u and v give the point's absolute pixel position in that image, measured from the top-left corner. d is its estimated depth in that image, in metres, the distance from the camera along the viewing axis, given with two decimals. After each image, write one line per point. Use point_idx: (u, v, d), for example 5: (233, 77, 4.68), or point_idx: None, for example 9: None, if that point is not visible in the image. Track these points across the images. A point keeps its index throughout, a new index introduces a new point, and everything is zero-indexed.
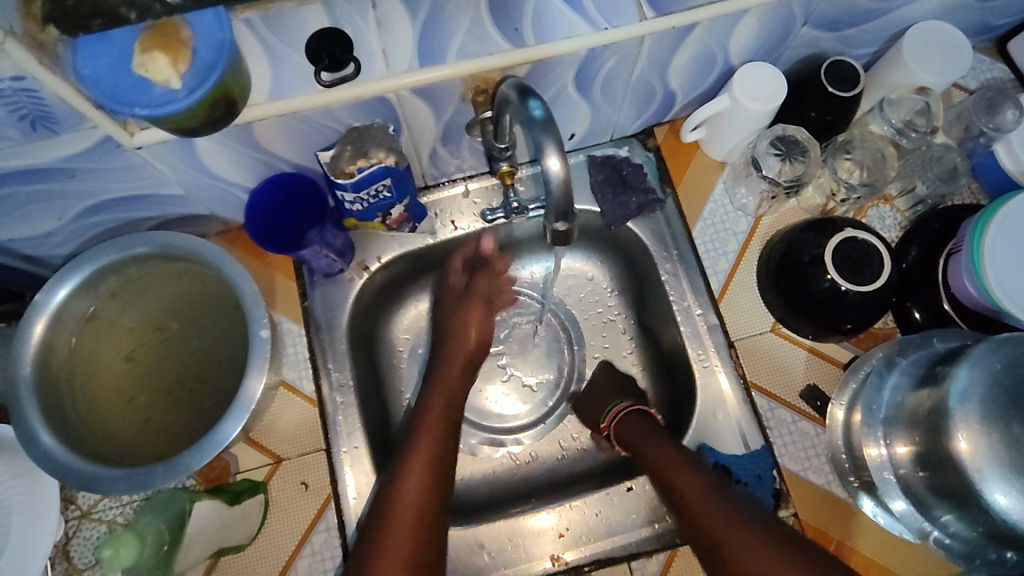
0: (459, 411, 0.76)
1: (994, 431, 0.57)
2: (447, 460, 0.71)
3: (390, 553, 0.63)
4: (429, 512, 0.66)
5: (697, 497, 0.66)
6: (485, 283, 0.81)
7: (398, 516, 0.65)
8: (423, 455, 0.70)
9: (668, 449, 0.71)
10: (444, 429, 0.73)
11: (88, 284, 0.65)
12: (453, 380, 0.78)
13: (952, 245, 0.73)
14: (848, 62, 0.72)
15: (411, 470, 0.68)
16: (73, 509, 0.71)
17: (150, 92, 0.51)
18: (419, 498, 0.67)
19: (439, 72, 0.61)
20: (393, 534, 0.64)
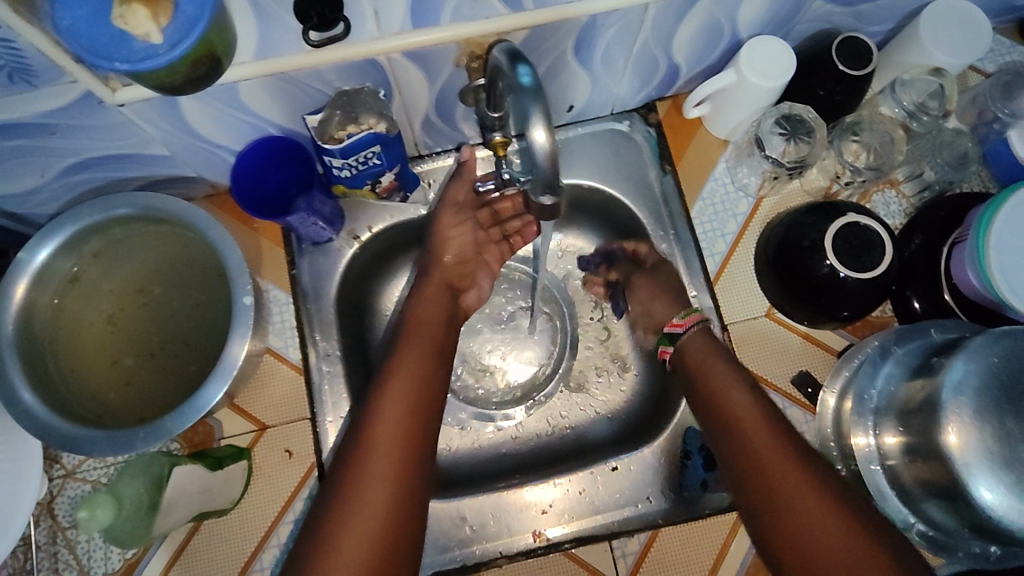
0: (442, 333, 0.72)
1: (986, 425, 0.56)
2: (434, 378, 0.67)
3: (374, 468, 0.59)
4: (416, 432, 0.63)
5: (757, 437, 0.63)
6: (461, 190, 0.76)
7: (382, 435, 0.61)
8: (399, 386, 0.65)
9: (738, 381, 0.67)
10: (428, 347, 0.69)
11: (70, 245, 0.64)
12: (437, 300, 0.75)
13: (957, 234, 0.70)
14: (862, 39, 0.69)
15: (394, 389, 0.64)
16: (58, 468, 0.71)
17: (130, 47, 0.48)
18: (405, 416, 0.63)
19: (433, 35, 0.59)
20: (376, 452, 0.60)
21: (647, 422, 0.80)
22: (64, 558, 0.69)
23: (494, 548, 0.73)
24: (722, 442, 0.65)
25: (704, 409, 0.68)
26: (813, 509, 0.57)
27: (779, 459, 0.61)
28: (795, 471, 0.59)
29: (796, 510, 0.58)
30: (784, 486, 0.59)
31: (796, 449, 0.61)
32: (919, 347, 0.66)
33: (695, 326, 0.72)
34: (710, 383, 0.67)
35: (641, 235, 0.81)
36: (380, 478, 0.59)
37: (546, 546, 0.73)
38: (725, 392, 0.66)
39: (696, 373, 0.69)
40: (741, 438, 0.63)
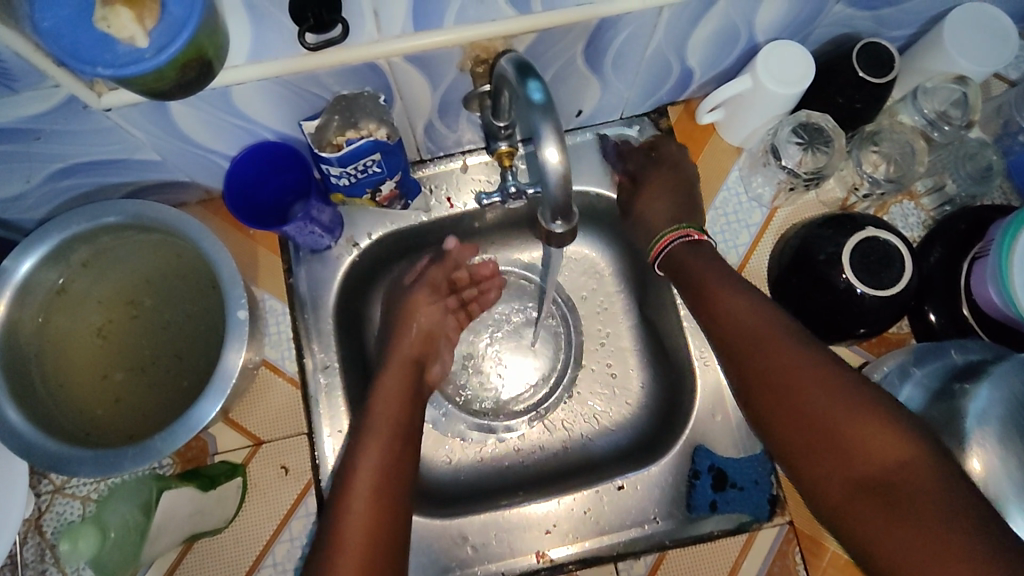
0: (413, 413, 0.67)
1: (1013, 453, 0.54)
2: (401, 466, 0.62)
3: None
4: (383, 532, 0.57)
5: (774, 349, 0.57)
6: (438, 274, 0.77)
7: (345, 542, 0.56)
8: (367, 471, 0.60)
9: (743, 293, 0.62)
10: (396, 431, 0.64)
11: (56, 254, 0.61)
12: (401, 382, 0.69)
13: (978, 249, 0.68)
14: (884, 45, 0.66)
15: (359, 485, 0.59)
16: (46, 483, 0.68)
17: (115, 50, 0.46)
18: (371, 515, 0.58)
19: (436, 39, 0.56)
20: (338, 561, 0.54)
21: (654, 438, 0.78)
22: None
23: (496, 568, 0.70)
24: (735, 355, 0.59)
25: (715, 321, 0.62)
26: (837, 410, 0.52)
27: (800, 370, 0.55)
28: (815, 377, 0.54)
29: (820, 411, 0.53)
30: (797, 398, 0.54)
31: (814, 353, 0.56)
32: (940, 369, 0.63)
33: (680, 239, 0.69)
34: (719, 301, 0.63)
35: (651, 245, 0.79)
36: None
37: (550, 566, 0.70)
38: (733, 307, 0.61)
39: (703, 287, 0.64)
40: (753, 345, 0.58)
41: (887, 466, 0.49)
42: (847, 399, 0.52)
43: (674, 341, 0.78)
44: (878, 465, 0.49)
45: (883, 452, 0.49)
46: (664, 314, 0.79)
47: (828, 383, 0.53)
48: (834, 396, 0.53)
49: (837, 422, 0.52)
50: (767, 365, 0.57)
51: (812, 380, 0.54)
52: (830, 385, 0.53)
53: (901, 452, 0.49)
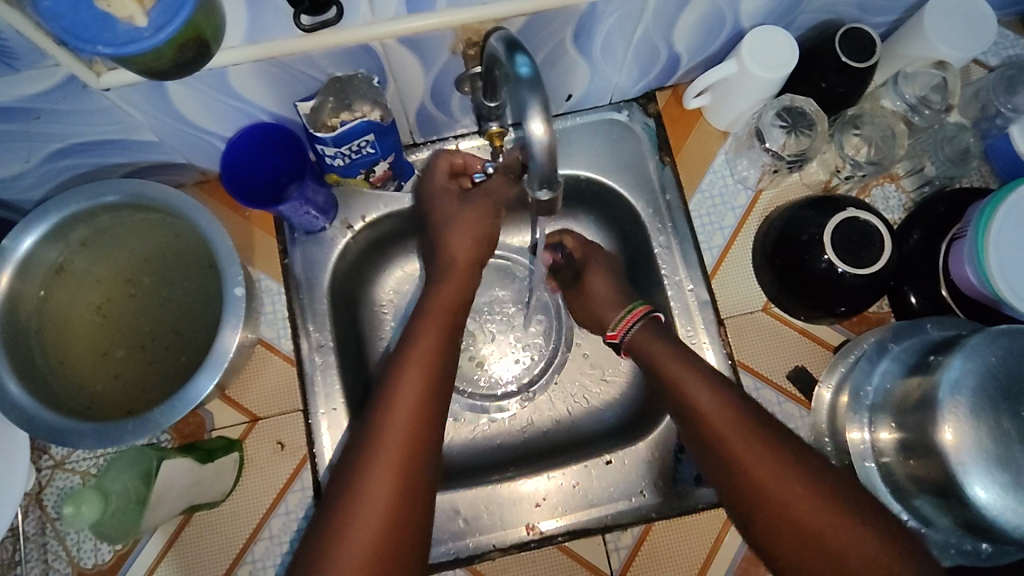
0: (461, 315, 0.71)
1: (983, 424, 0.56)
2: (442, 384, 0.65)
3: (377, 481, 0.58)
4: (421, 443, 0.61)
5: (744, 437, 0.59)
6: (438, 180, 0.74)
7: (386, 447, 0.60)
8: (417, 366, 0.65)
9: (710, 386, 0.63)
10: (440, 350, 0.67)
11: (56, 233, 0.63)
12: (451, 294, 0.71)
13: (956, 230, 0.70)
14: (865, 30, 0.68)
15: (406, 382, 0.63)
16: (46, 458, 0.70)
17: (114, 29, 0.47)
18: (410, 426, 0.61)
19: (429, 21, 0.57)
20: (380, 458, 0.59)
21: (642, 416, 0.80)
22: (53, 549, 0.68)
23: (487, 540, 0.72)
24: (708, 458, 0.61)
25: (685, 419, 0.63)
26: (780, 466, 0.57)
27: (769, 455, 0.58)
28: (762, 438, 0.59)
29: (799, 514, 0.55)
30: (771, 489, 0.57)
31: (763, 424, 0.60)
32: (918, 345, 0.66)
33: (636, 324, 0.72)
34: (684, 396, 0.64)
35: (639, 227, 0.80)
36: (387, 462, 0.59)
37: (540, 538, 0.72)
38: (703, 405, 0.62)
39: (669, 382, 0.65)
40: (725, 445, 0.60)
41: (852, 549, 0.53)
42: (806, 479, 0.56)
43: None
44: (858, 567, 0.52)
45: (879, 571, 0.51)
46: (652, 294, 0.81)
47: (798, 475, 0.56)
48: (787, 472, 0.57)
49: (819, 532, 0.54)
50: (739, 463, 0.59)
51: (780, 476, 0.57)
52: (793, 470, 0.57)
53: (870, 545, 0.52)
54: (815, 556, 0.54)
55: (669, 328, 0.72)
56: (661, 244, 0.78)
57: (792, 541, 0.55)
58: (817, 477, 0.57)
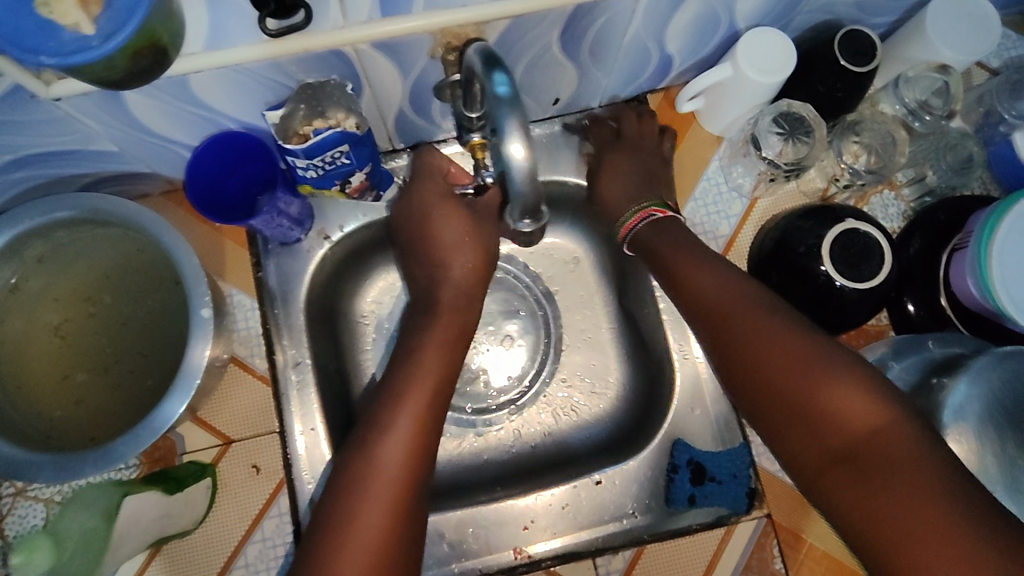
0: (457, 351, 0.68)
1: (989, 449, 0.54)
2: (436, 416, 0.63)
3: (367, 521, 0.55)
4: (416, 472, 0.59)
5: (747, 323, 0.58)
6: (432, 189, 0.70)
7: (376, 482, 0.57)
8: (413, 404, 0.62)
9: (723, 277, 0.62)
10: (437, 381, 0.64)
11: (9, 251, 0.59)
12: (454, 323, 0.69)
13: (958, 240, 0.68)
14: (866, 32, 0.65)
15: (400, 418, 0.60)
16: (7, 486, 0.66)
17: (59, 37, 0.43)
18: (403, 462, 0.58)
19: (406, 24, 0.53)
20: (370, 495, 0.56)
21: (633, 431, 0.77)
22: None
23: (474, 564, 0.70)
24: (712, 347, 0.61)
25: (690, 304, 0.63)
26: (785, 352, 0.55)
27: (774, 338, 0.56)
28: (769, 323, 0.57)
29: (802, 390, 0.54)
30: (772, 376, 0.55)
31: (777, 309, 0.59)
32: (918, 363, 0.62)
33: (642, 222, 0.69)
34: (691, 270, 0.63)
35: None
36: (377, 504, 0.56)
37: (528, 562, 0.70)
38: (710, 293, 0.61)
39: (672, 268, 0.65)
40: (732, 338, 0.59)
41: (846, 411, 0.51)
42: (812, 359, 0.54)
43: (654, 333, 0.77)
44: (853, 427, 0.50)
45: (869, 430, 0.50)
46: (644, 306, 0.78)
47: (799, 357, 0.55)
48: (787, 338, 0.56)
49: (817, 399, 0.53)
50: (740, 348, 0.58)
51: (783, 360, 0.55)
52: (797, 347, 0.55)
53: (866, 404, 0.51)
54: (811, 434, 0.52)
55: (680, 225, 0.69)
56: None
57: (792, 420, 0.54)
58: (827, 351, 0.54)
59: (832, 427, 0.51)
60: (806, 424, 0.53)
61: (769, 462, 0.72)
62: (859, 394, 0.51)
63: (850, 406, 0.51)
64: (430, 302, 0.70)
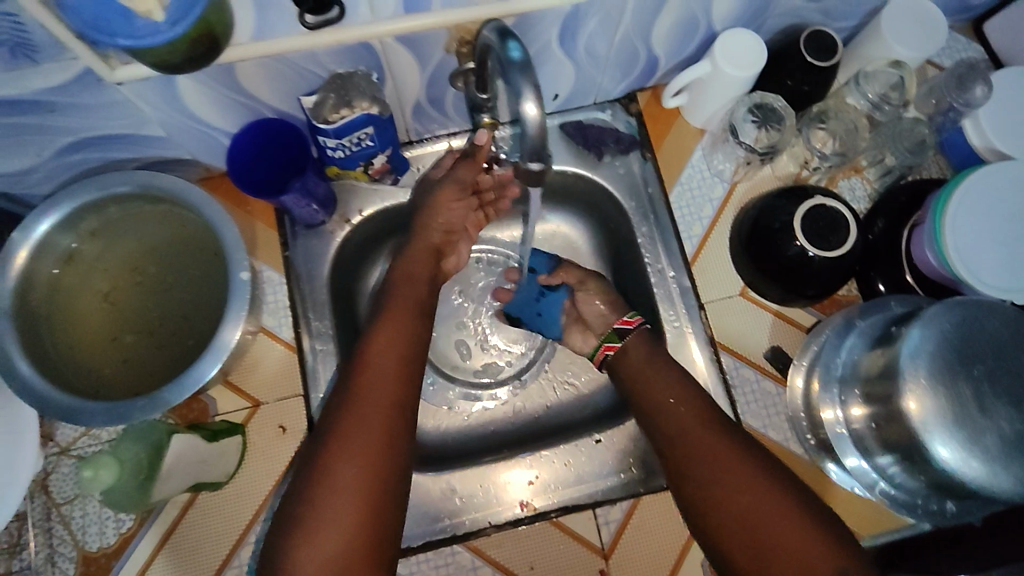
0: (423, 311, 0.71)
1: (945, 387, 0.60)
2: (409, 369, 0.66)
3: (350, 464, 0.58)
4: (391, 422, 0.61)
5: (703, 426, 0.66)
6: (467, 172, 0.75)
7: (356, 424, 0.60)
8: (382, 360, 0.65)
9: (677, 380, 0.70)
10: (405, 339, 0.67)
11: (68, 222, 0.66)
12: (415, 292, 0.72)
13: (917, 218, 0.76)
14: (828, 32, 0.74)
15: (370, 373, 0.64)
16: (52, 445, 0.72)
17: (133, 23, 0.50)
18: (381, 412, 0.61)
19: (426, 20, 0.61)
20: (352, 445, 0.59)
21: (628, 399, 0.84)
22: (58, 534, 0.70)
23: (483, 518, 0.75)
24: (647, 410, 0.70)
25: (639, 399, 0.71)
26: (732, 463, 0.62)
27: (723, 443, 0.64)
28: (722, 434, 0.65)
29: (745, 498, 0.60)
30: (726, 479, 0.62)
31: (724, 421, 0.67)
32: (880, 320, 0.70)
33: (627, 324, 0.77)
34: (647, 381, 0.72)
35: (623, 219, 0.85)
36: (354, 455, 0.58)
37: (533, 515, 0.75)
38: (666, 390, 0.70)
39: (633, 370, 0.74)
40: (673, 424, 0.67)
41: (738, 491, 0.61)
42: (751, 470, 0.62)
43: (646, 307, 0.84)
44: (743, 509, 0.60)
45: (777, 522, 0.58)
46: (637, 284, 0.86)
47: (736, 460, 0.63)
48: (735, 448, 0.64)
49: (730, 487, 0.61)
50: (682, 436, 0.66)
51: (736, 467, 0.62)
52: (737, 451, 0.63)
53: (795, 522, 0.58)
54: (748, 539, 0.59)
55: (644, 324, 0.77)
56: (644, 235, 0.83)
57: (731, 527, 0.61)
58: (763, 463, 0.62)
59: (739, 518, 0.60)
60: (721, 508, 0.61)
61: (753, 419, 0.77)
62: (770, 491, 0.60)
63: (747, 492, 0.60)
64: (401, 268, 0.74)
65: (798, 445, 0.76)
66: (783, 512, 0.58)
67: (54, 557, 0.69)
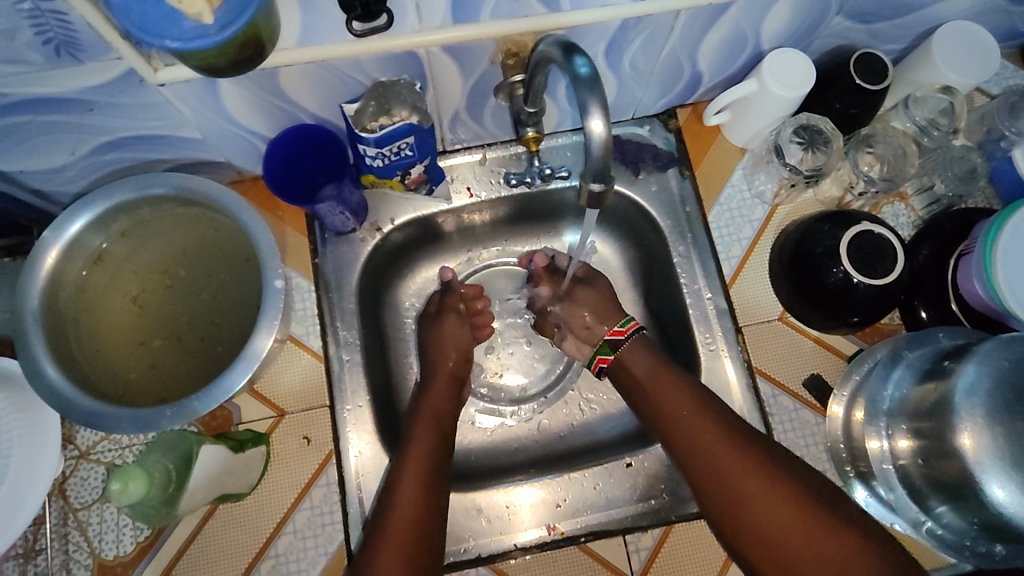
0: (448, 423, 0.74)
1: (999, 425, 0.58)
2: (441, 457, 0.69)
3: (391, 551, 0.60)
4: (424, 523, 0.63)
5: (719, 447, 0.64)
6: (453, 297, 0.82)
7: (393, 528, 0.62)
8: (418, 458, 0.67)
9: (691, 395, 0.69)
10: (437, 445, 0.69)
11: (100, 222, 0.64)
12: (442, 391, 0.76)
13: (963, 247, 0.73)
14: (878, 55, 0.72)
15: (405, 477, 0.65)
16: (71, 448, 0.70)
17: (181, 25, 0.49)
18: (417, 498, 0.64)
19: (474, 31, 0.60)
20: (392, 535, 0.61)
21: None
22: (74, 540, 0.68)
23: (508, 540, 0.73)
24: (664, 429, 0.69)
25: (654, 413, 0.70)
26: (755, 484, 0.61)
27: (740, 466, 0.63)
28: (741, 453, 0.63)
29: (773, 526, 0.59)
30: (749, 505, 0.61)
31: (742, 436, 0.65)
32: (928, 353, 0.68)
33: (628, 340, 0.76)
34: (659, 394, 0.70)
35: (658, 237, 0.83)
36: (392, 558, 0.59)
37: (560, 539, 0.73)
38: (676, 407, 0.68)
39: (641, 386, 0.72)
40: (691, 448, 0.66)
41: (771, 519, 0.59)
42: (775, 492, 0.60)
43: (679, 327, 0.82)
44: (779, 537, 0.59)
45: (816, 548, 0.57)
46: (670, 304, 0.84)
47: (758, 481, 0.61)
48: (759, 467, 0.62)
49: (763, 515, 0.60)
50: (705, 460, 0.64)
51: (759, 489, 0.61)
52: (762, 473, 0.62)
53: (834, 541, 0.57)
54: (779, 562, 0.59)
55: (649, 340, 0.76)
56: (680, 254, 0.81)
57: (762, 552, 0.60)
58: (790, 481, 0.61)
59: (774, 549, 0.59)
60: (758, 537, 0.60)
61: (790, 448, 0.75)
62: (802, 515, 0.59)
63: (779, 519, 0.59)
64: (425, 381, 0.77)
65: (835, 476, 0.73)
66: (809, 531, 0.58)
67: (69, 564, 0.68)
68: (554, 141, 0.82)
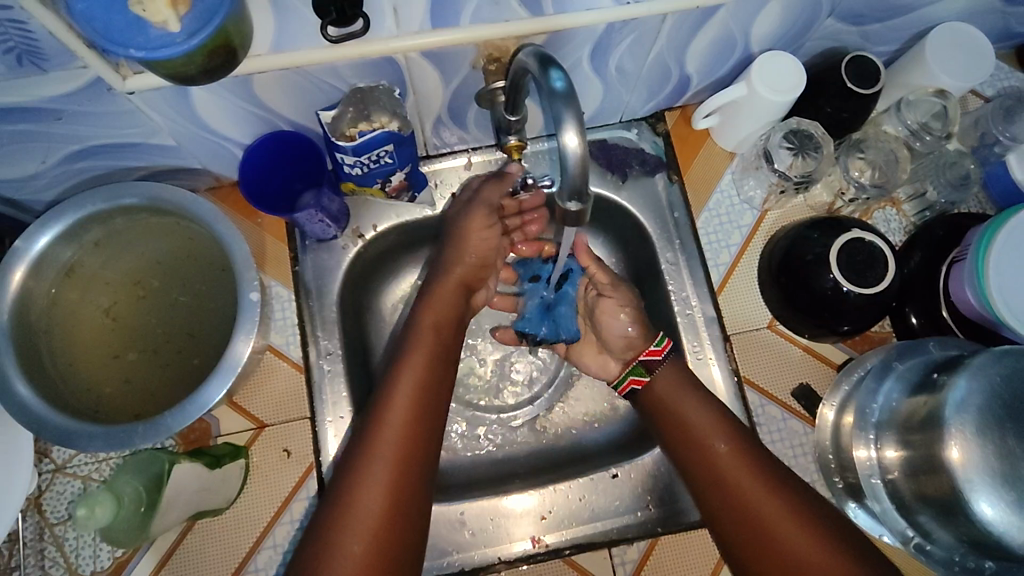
0: (456, 334, 0.70)
1: (988, 442, 0.57)
2: (441, 387, 0.65)
3: (377, 466, 0.59)
4: (415, 446, 0.61)
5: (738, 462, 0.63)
6: (493, 192, 0.72)
7: (381, 444, 0.60)
8: (414, 375, 0.64)
9: (709, 411, 0.67)
10: (437, 360, 0.66)
11: (71, 233, 0.63)
12: (444, 307, 0.70)
13: (956, 254, 0.72)
14: (870, 59, 0.71)
15: (400, 391, 0.63)
16: (47, 462, 0.69)
17: (147, 33, 0.47)
18: (401, 435, 0.61)
19: (454, 36, 0.58)
20: (369, 474, 0.58)
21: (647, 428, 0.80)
22: (51, 555, 0.67)
23: (493, 553, 0.72)
24: (679, 440, 0.67)
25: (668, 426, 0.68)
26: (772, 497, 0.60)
27: (757, 477, 0.62)
28: (752, 469, 0.62)
29: (784, 539, 0.58)
30: (763, 517, 0.60)
31: (755, 451, 0.64)
32: (919, 364, 0.67)
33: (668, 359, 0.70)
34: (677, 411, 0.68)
35: (647, 244, 0.82)
36: (376, 480, 0.58)
37: (545, 552, 0.72)
38: (692, 420, 0.66)
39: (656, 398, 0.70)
40: (708, 461, 0.64)
41: (778, 530, 0.59)
42: (788, 503, 0.60)
43: (667, 336, 0.81)
44: (780, 547, 0.58)
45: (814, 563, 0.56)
46: (657, 311, 0.82)
47: (772, 495, 0.60)
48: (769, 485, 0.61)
49: (772, 529, 0.59)
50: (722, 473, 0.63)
51: (771, 501, 0.60)
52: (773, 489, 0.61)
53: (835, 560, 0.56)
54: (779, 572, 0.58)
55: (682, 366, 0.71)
56: (668, 260, 0.80)
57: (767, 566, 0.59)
58: (794, 498, 0.60)
59: (778, 557, 0.58)
60: (766, 548, 0.59)
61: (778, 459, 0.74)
62: (805, 528, 0.58)
63: (788, 534, 0.58)
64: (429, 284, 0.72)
65: (824, 488, 0.73)
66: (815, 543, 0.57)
67: None
68: (535, 147, 0.80)
